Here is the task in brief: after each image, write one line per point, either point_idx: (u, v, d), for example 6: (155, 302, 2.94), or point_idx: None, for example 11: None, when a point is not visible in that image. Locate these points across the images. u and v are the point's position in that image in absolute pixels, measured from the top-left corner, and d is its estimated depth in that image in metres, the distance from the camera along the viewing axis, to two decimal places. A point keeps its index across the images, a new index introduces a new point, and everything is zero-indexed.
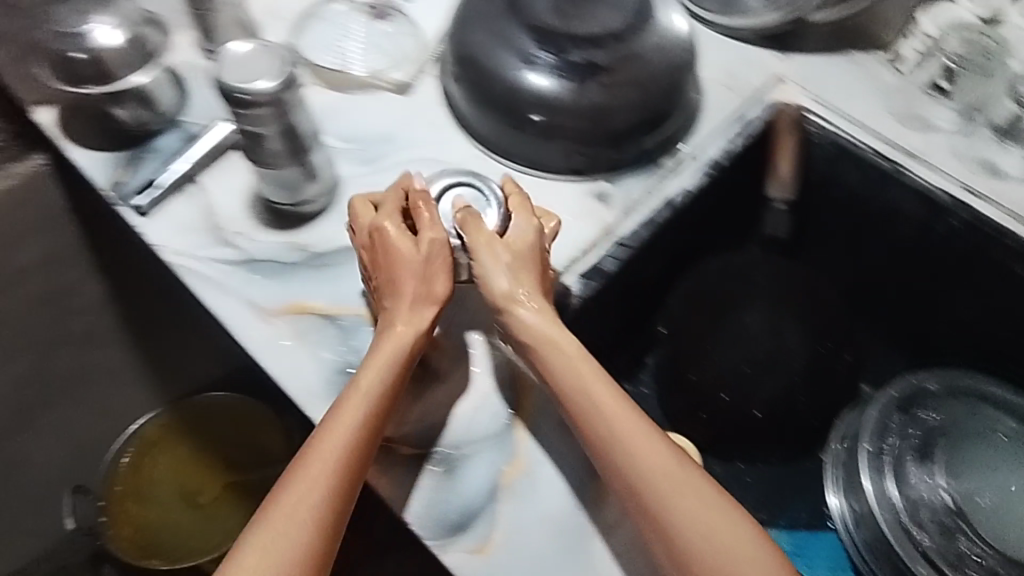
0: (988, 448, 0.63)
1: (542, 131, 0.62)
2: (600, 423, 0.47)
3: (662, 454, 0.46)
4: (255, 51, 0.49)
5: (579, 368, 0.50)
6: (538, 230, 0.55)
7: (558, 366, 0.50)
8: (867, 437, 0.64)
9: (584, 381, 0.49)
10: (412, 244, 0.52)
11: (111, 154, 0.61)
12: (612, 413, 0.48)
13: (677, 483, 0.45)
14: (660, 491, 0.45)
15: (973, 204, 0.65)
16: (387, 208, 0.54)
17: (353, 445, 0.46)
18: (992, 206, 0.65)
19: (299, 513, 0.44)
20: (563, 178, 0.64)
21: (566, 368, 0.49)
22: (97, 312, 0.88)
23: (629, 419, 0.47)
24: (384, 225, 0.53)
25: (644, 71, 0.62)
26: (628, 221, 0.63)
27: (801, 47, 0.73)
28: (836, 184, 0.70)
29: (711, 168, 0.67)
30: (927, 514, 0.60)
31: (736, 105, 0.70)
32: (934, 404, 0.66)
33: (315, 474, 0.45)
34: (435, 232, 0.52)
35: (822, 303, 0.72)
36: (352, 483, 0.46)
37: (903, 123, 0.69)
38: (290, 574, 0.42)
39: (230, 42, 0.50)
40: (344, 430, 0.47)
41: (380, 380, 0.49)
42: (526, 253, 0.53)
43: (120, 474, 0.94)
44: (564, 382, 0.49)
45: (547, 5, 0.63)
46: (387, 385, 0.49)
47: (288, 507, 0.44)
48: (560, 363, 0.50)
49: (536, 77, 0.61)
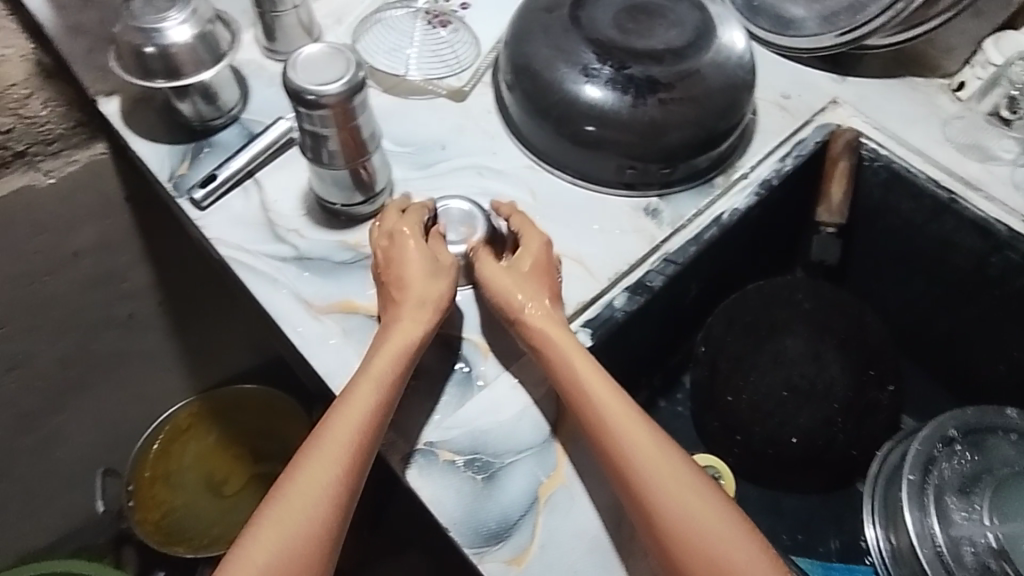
0: None
1: (594, 143, 0.62)
2: (619, 432, 0.47)
3: (680, 476, 0.46)
4: (330, 56, 0.50)
5: (592, 371, 0.50)
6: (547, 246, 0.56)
7: (579, 380, 0.50)
8: (908, 466, 0.62)
9: (594, 387, 0.49)
10: (429, 249, 0.53)
11: (173, 147, 0.63)
12: (623, 421, 0.48)
13: (694, 506, 0.44)
14: (672, 510, 0.44)
15: None
16: (413, 215, 0.55)
17: (361, 432, 0.47)
18: None
19: (304, 498, 0.44)
20: (612, 192, 0.64)
21: (588, 383, 0.49)
22: (142, 300, 0.89)
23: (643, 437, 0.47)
24: (410, 229, 0.54)
25: (702, 88, 0.62)
26: (676, 238, 0.63)
27: (860, 71, 0.72)
28: (887, 212, 0.69)
29: (762, 189, 0.66)
30: (969, 554, 0.57)
31: (791, 125, 0.69)
32: (991, 439, 0.62)
33: (328, 454, 0.45)
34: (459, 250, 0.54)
35: (869, 331, 0.70)
36: (362, 468, 0.46)
37: (963, 152, 0.67)
38: (297, 548, 0.43)
39: (304, 46, 0.51)
40: (358, 414, 0.47)
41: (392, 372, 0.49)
42: (536, 264, 0.54)
43: (150, 459, 0.96)
44: (588, 397, 0.49)
45: (608, 21, 0.64)
46: (398, 377, 0.49)
47: (300, 487, 0.44)
48: (579, 378, 0.50)
49: (593, 88, 0.62)
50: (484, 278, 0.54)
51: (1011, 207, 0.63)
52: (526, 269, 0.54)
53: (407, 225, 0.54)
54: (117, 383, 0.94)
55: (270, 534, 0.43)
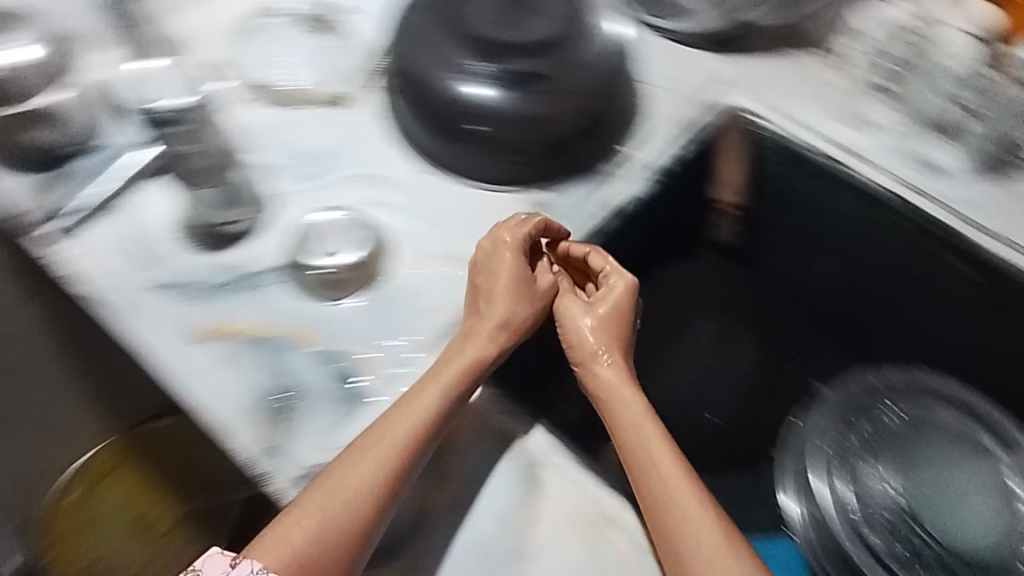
0: (948, 447, 0.62)
1: (482, 142, 0.61)
2: (650, 451, 0.49)
3: (689, 495, 0.47)
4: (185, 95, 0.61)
5: (640, 405, 0.52)
6: (631, 289, 0.58)
7: (620, 408, 0.52)
8: (823, 424, 0.65)
9: (636, 414, 0.52)
10: (515, 264, 0.56)
11: (28, 175, 0.58)
12: (655, 443, 0.50)
13: (697, 522, 0.46)
14: (679, 527, 0.46)
15: (923, 206, 0.64)
16: (508, 229, 0.57)
17: (417, 435, 0.48)
18: (940, 207, 0.63)
19: (352, 481, 0.45)
20: (504, 190, 0.63)
21: (632, 410, 0.52)
22: (36, 340, 0.84)
23: (666, 457, 0.49)
24: (504, 244, 0.56)
25: (581, 79, 0.62)
26: (574, 230, 0.62)
27: (746, 49, 0.72)
28: (784, 189, 0.69)
29: (660, 175, 0.65)
30: (881, 516, 0.59)
31: (682, 109, 0.69)
32: (897, 403, 0.65)
33: (375, 454, 0.46)
34: (550, 281, 0.58)
35: (772, 312, 0.74)
36: (408, 476, 0.47)
37: (846, 124, 0.68)
38: (326, 540, 0.43)
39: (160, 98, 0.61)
40: (416, 419, 0.48)
41: (452, 379, 0.50)
42: (614, 308, 0.57)
43: (64, 508, 0.91)
44: (624, 418, 0.52)
45: (484, 17, 0.62)
46: (458, 388, 0.50)
47: (346, 481, 0.45)
48: (624, 406, 0.53)
49: (472, 88, 0.60)
50: (566, 315, 0.58)
51: (899, 177, 0.65)
52: (603, 313, 0.57)
53: (508, 234, 0.57)
54: (23, 430, 0.89)
55: (308, 511, 0.44)
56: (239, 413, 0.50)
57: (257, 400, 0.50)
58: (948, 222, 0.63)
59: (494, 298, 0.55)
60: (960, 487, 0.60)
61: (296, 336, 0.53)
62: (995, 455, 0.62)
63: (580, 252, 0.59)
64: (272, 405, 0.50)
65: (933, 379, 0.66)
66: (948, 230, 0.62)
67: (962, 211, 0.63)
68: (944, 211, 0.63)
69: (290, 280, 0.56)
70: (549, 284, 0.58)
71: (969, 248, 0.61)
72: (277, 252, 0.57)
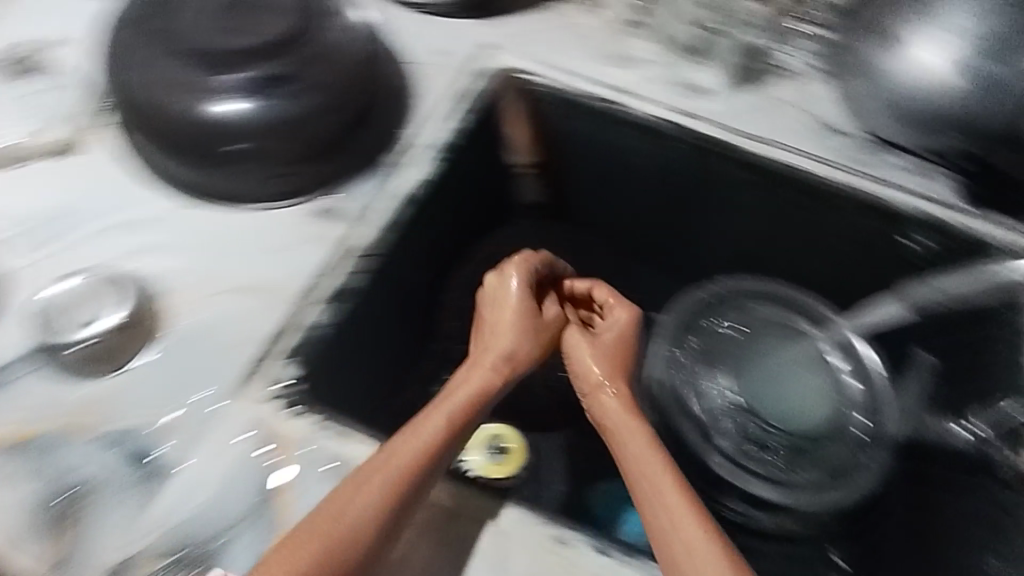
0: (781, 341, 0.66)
1: (244, 159, 0.56)
2: (649, 477, 0.45)
3: (690, 522, 0.42)
4: None
5: (641, 436, 0.48)
6: (628, 321, 0.56)
7: (627, 436, 0.48)
8: (656, 346, 0.67)
9: (635, 437, 0.48)
10: (511, 302, 0.55)
11: None
12: (635, 437, 0.48)
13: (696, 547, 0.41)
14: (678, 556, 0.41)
15: (693, 126, 0.65)
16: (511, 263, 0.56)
17: (404, 474, 0.43)
18: (709, 122, 0.65)
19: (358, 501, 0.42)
20: (283, 204, 0.59)
21: (636, 434, 0.48)
22: None
23: (662, 481, 0.44)
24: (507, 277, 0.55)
25: (331, 68, 0.57)
26: (368, 229, 0.58)
27: (505, 11, 0.71)
28: (573, 138, 0.69)
29: (444, 151, 0.63)
30: (724, 419, 0.63)
31: (453, 81, 0.67)
32: (726, 310, 0.68)
33: (365, 488, 0.42)
34: (554, 308, 0.57)
35: (591, 254, 0.76)
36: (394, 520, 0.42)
37: (612, 64, 0.69)
38: None
39: None
40: (407, 457, 0.44)
41: (440, 423, 0.47)
42: (618, 342, 0.56)
43: None
44: (628, 445, 0.48)
45: (202, 26, 0.56)
46: (452, 425, 0.47)
47: (325, 526, 0.41)
48: (627, 433, 0.48)
49: (218, 105, 0.54)
50: (570, 348, 0.56)
51: (669, 105, 0.66)
52: (607, 343, 0.55)
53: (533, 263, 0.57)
54: None
55: (296, 547, 0.40)
56: (8, 531, 0.44)
57: (30, 509, 0.45)
58: (719, 135, 0.64)
59: (504, 344, 0.53)
60: (789, 372, 0.65)
61: (66, 426, 0.48)
62: (810, 335, 0.66)
63: (584, 287, 0.59)
64: (46, 511, 0.45)
65: (756, 280, 0.70)
66: (719, 143, 0.64)
67: (731, 124, 0.65)
68: (713, 126, 0.65)
69: (48, 366, 0.50)
70: (557, 313, 0.56)
71: (741, 156, 0.63)
72: (28, 340, 0.51)
